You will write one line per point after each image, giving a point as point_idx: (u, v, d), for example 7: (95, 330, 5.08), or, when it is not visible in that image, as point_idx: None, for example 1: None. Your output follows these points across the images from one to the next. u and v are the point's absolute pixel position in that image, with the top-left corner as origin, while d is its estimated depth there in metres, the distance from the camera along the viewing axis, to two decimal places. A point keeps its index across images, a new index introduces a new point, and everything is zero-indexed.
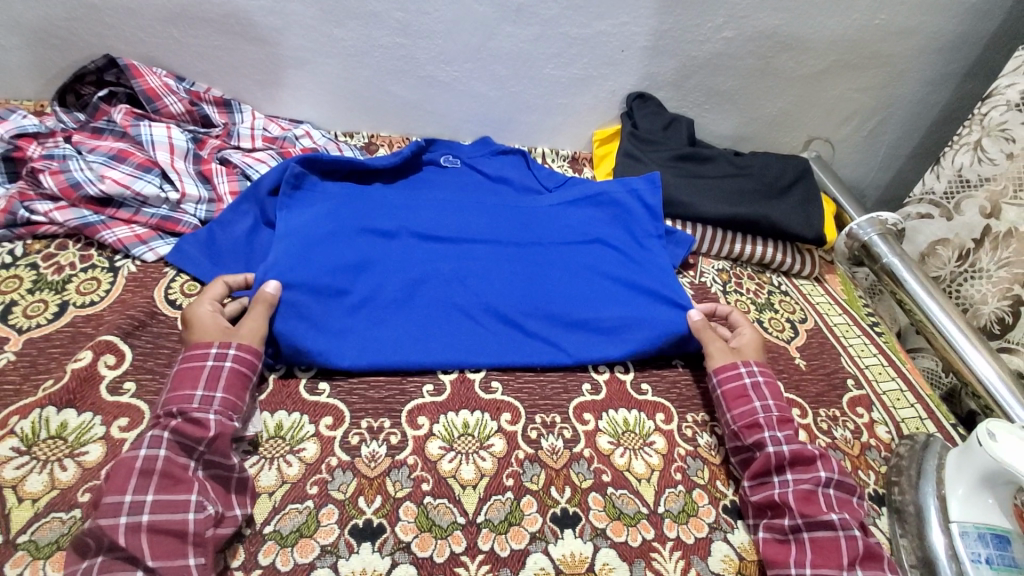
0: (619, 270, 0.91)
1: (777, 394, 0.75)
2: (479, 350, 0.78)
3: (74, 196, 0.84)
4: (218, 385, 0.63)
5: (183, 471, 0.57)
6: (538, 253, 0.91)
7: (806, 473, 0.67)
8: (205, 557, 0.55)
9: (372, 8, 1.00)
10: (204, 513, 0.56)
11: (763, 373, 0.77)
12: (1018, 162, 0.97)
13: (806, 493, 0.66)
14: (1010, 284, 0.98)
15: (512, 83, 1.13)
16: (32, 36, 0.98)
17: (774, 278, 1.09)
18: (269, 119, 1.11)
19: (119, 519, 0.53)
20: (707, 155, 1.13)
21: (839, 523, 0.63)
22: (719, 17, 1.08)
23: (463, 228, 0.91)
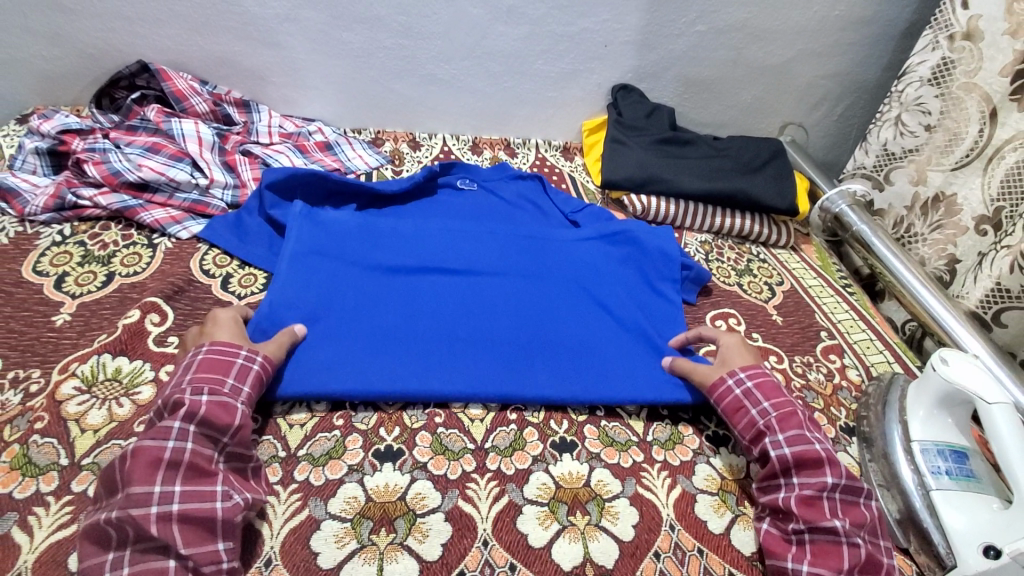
0: (631, 312, 0.89)
1: (776, 397, 0.72)
2: (481, 383, 0.76)
3: (116, 182, 0.93)
4: (245, 380, 0.66)
5: (208, 462, 0.58)
6: (546, 285, 0.91)
7: (813, 477, 0.65)
8: (231, 543, 0.56)
9: (377, 13, 1.10)
10: (232, 501, 0.57)
11: (752, 377, 0.73)
12: (935, 134, 1.07)
13: (808, 498, 0.64)
14: (946, 244, 1.07)
15: (506, 79, 1.23)
16: (70, 47, 1.09)
17: (754, 248, 1.17)
18: (285, 118, 1.21)
19: (149, 509, 0.53)
20: (688, 139, 1.23)
21: (842, 531, 0.61)
22: (692, 12, 1.19)
23: (471, 259, 0.92)
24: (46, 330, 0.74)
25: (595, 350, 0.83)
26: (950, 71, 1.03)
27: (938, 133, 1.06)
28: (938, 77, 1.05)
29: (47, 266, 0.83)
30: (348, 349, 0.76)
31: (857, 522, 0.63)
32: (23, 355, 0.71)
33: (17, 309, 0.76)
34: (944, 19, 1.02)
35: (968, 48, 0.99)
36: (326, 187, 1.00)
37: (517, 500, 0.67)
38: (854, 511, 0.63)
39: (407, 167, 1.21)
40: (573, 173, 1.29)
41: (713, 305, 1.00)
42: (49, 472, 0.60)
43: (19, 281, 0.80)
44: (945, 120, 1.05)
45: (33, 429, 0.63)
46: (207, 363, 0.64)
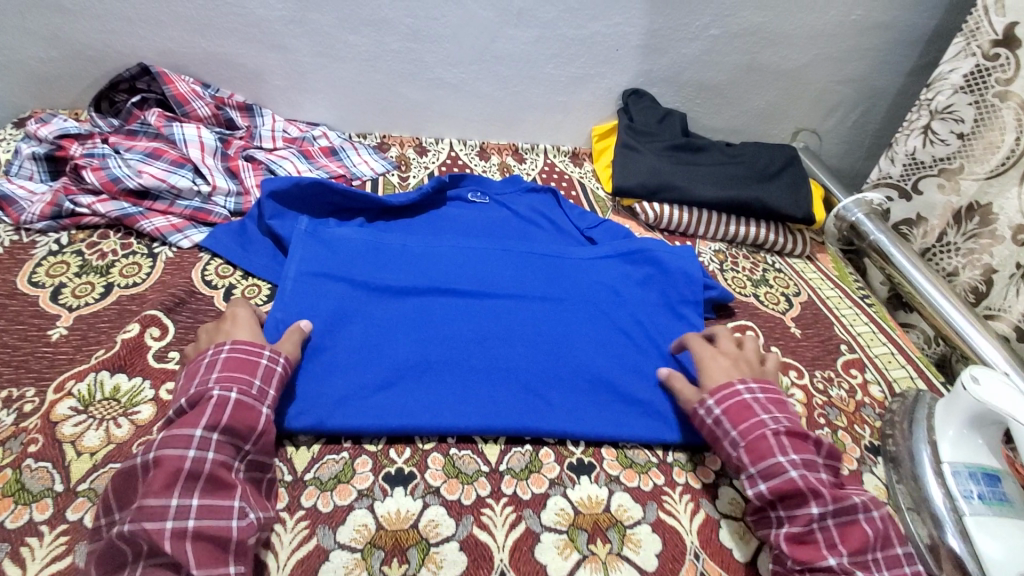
0: (653, 336, 0.89)
1: (748, 421, 0.67)
2: (497, 416, 0.72)
3: (115, 189, 0.90)
4: (270, 383, 0.65)
5: (228, 474, 0.57)
6: (565, 308, 0.92)
7: (797, 511, 0.61)
8: (243, 565, 0.54)
9: (384, 15, 1.07)
10: (247, 520, 0.55)
11: (720, 403, 0.70)
12: (969, 142, 1.04)
13: (798, 536, 0.61)
14: (981, 253, 1.06)
15: (515, 83, 1.20)
16: (68, 48, 1.06)
17: (769, 257, 1.14)
18: (288, 122, 1.18)
19: (164, 523, 0.51)
20: (702, 145, 1.20)
21: (838, 568, 0.57)
22: (706, 16, 1.16)
23: (485, 283, 0.92)
24: (41, 345, 0.71)
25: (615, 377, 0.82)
26: (985, 78, 1.00)
27: (972, 141, 1.04)
28: (972, 84, 1.02)
29: (43, 276, 0.80)
30: (358, 380, 0.73)
31: (856, 547, 0.58)
32: (16, 371, 0.68)
33: (11, 322, 0.73)
34: (974, 25, 0.99)
35: (1005, 55, 0.96)
36: (332, 202, 0.98)
37: (535, 527, 0.64)
38: (852, 529, 0.59)
39: (413, 173, 1.18)
40: (583, 179, 1.26)
41: (729, 317, 0.97)
42: (43, 500, 0.57)
43: (13, 293, 0.77)
44: (980, 129, 1.02)
45: (26, 453, 0.60)
46: (232, 366, 0.63)
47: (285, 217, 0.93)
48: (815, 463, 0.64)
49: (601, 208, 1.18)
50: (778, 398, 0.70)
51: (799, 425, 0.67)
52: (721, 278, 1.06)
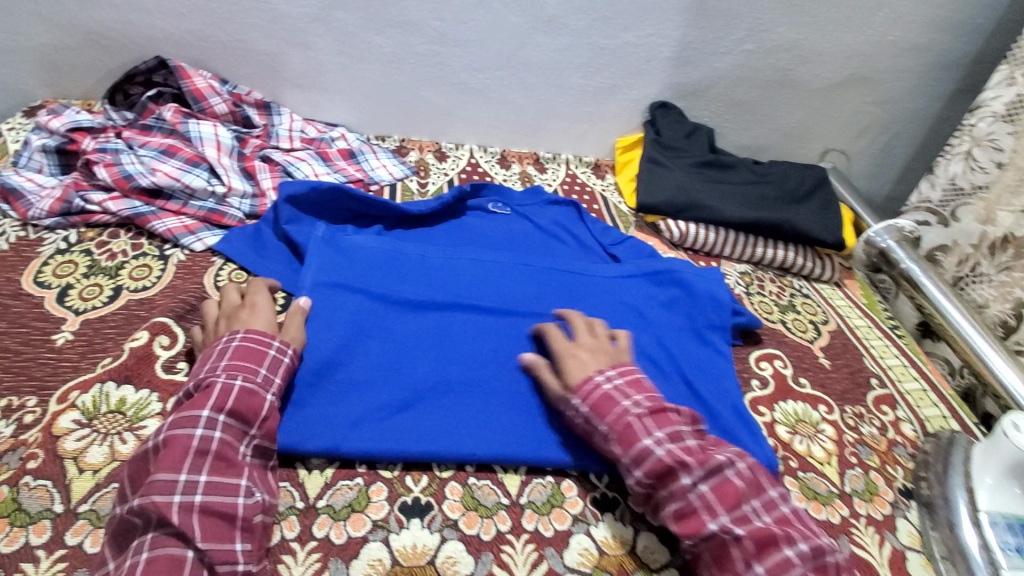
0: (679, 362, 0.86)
1: (611, 411, 0.65)
2: (520, 444, 0.69)
3: (127, 186, 0.87)
4: (277, 372, 0.65)
5: (237, 453, 0.58)
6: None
7: (672, 487, 0.60)
8: (249, 544, 0.55)
9: (411, 17, 1.04)
10: (252, 498, 0.57)
11: (584, 398, 0.67)
12: (1008, 172, 1.01)
13: (682, 512, 0.59)
14: (1013, 286, 1.01)
15: (541, 91, 1.17)
16: (84, 37, 1.03)
17: (796, 281, 1.11)
18: (306, 122, 1.15)
19: (172, 497, 0.53)
20: (730, 162, 1.17)
21: (720, 531, 0.57)
22: (741, 30, 1.13)
23: (506, 299, 0.89)
24: (46, 351, 0.68)
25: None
26: None
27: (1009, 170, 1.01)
28: (1012, 114, 1.00)
29: (49, 276, 0.76)
30: (374, 402, 0.70)
31: (732, 503, 0.58)
32: (17, 378, 0.65)
33: (14, 325, 0.70)
34: None
35: None
36: (350, 208, 0.95)
37: (558, 568, 0.60)
38: (724, 487, 0.59)
39: (432, 180, 1.14)
40: (605, 192, 1.22)
41: (757, 345, 0.94)
42: (42, 521, 0.54)
43: (17, 293, 0.74)
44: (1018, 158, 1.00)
45: (25, 469, 0.57)
46: (241, 354, 0.64)
47: (302, 222, 0.90)
48: (682, 432, 0.64)
49: (623, 223, 1.14)
50: (637, 377, 0.69)
51: (659, 400, 0.66)
52: (747, 302, 1.02)
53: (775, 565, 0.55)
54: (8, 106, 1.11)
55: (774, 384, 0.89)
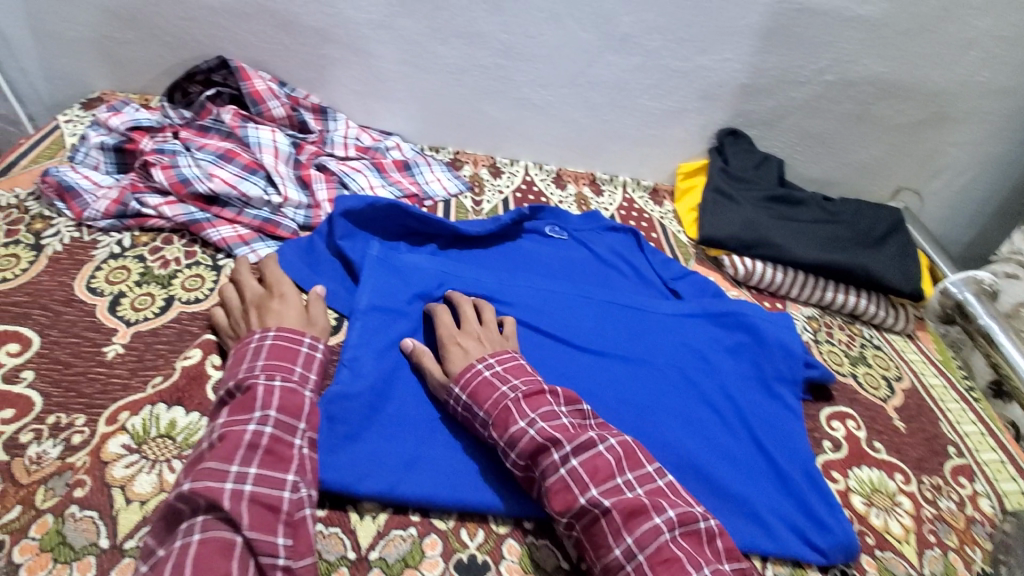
0: (746, 415, 0.80)
1: (491, 397, 0.66)
2: None
3: (183, 191, 0.85)
4: (311, 369, 0.66)
5: (287, 448, 0.57)
6: (648, 372, 0.83)
7: (544, 464, 0.61)
8: (292, 539, 0.53)
9: (478, 29, 1.00)
10: (298, 494, 0.56)
11: (462, 382, 0.68)
12: None
13: (554, 489, 0.60)
14: None
15: (605, 111, 1.12)
16: (147, 32, 1.01)
17: (866, 330, 1.05)
18: (361, 129, 1.12)
19: (224, 484, 0.52)
20: (800, 199, 1.11)
21: (591, 504, 0.58)
22: (823, 60, 1.07)
23: (566, 335, 0.86)
24: (96, 364, 0.65)
25: (707, 464, 0.73)
26: None
27: None
28: None
29: (102, 283, 0.74)
30: (430, 443, 0.68)
31: (603, 476, 0.60)
32: (65, 394, 0.62)
33: (64, 334, 0.67)
34: None
35: None
36: (405, 225, 0.92)
37: None
38: (596, 461, 0.61)
39: (487, 197, 1.09)
40: (663, 220, 1.16)
41: (828, 402, 0.89)
42: (86, 557, 0.51)
43: (69, 299, 0.71)
44: None
45: (71, 498, 0.54)
46: (282, 350, 0.64)
47: (356, 238, 0.87)
48: (556, 413, 0.65)
49: (683, 255, 1.09)
50: (515, 362, 0.70)
51: (538, 383, 0.67)
52: (816, 351, 0.97)
53: (644, 534, 0.57)
54: (69, 95, 1.10)
55: (847, 447, 0.83)
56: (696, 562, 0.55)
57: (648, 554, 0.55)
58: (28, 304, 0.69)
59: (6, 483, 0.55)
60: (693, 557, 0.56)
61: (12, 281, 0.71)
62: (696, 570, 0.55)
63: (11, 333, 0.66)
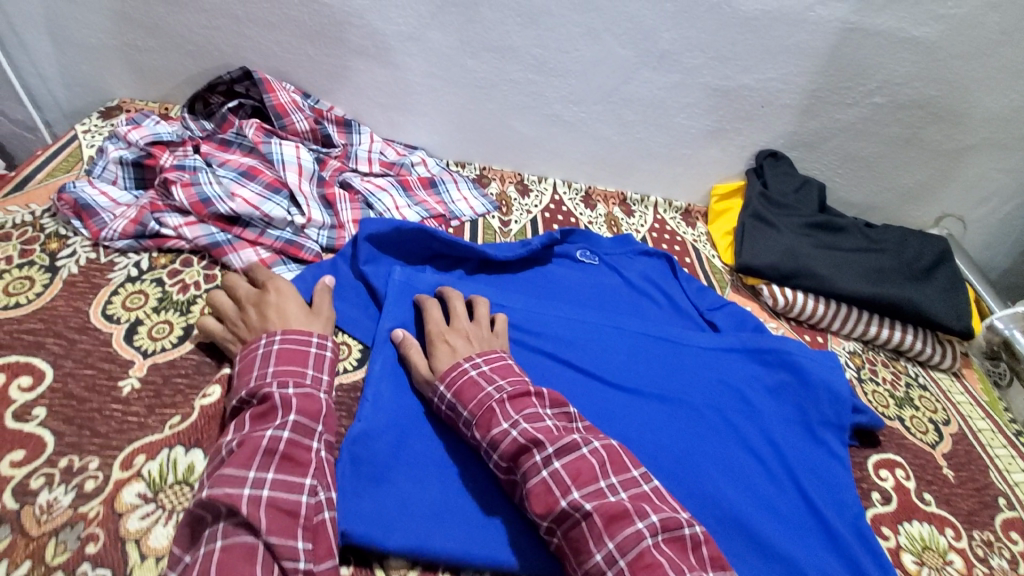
0: (790, 463, 0.76)
1: (475, 397, 0.65)
2: None
3: (204, 212, 0.82)
4: (322, 371, 0.65)
5: (305, 453, 0.57)
6: (687, 413, 0.78)
7: (525, 466, 0.59)
8: (311, 543, 0.52)
9: (511, 43, 0.96)
10: (315, 498, 0.55)
11: (447, 381, 0.67)
12: None
13: (535, 492, 0.58)
14: None
15: (639, 129, 1.07)
16: (169, 41, 0.97)
17: (911, 368, 1.00)
18: (385, 142, 1.08)
19: (243, 490, 0.51)
20: (842, 225, 1.06)
21: (571, 508, 0.56)
22: (872, 82, 1.01)
23: (601, 370, 0.81)
24: (110, 401, 0.62)
25: (755, 522, 0.69)
26: None
27: None
28: None
29: (119, 309, 0.71)
30: (461, 492, 0.64)
31: (585, 478, 0.58)
32: (79, 434, 0.59)
33: (78, 366, 0.64)
34: None
35: None
36: (430, 248, 0.88)
37: None
38: (579, 463, 0.59)
39: (515, 218, 1.05)
40: (697, 243, 1.12)
41: (874, 449, 0.84)
42: None
43: (84, 327, 0.68)
44: None
45: (83, 553, 0.51)
46: (293, 354, 0.64)
47: (380, 263, 0.83)
48: (540, 415, 0.64)
49: (719, 283, 1.05)
50: (503, 363, 0.69)
51: (523, 385, 0.66)
52: (860, 391, 0.92)
53: (626, 539, 0.54)
54: (88, 102, 1.07)
55: (897, 500, 0.78)
56: (678, 568, 0.52)
57: (629, 559, 0.52)
58: (41, 332, 0.66)
59: (14, 534, 0.51)
60: (676, 563, 0.53)
61: (25, 306, 0.68)
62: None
63: (23, 364, 0.63)
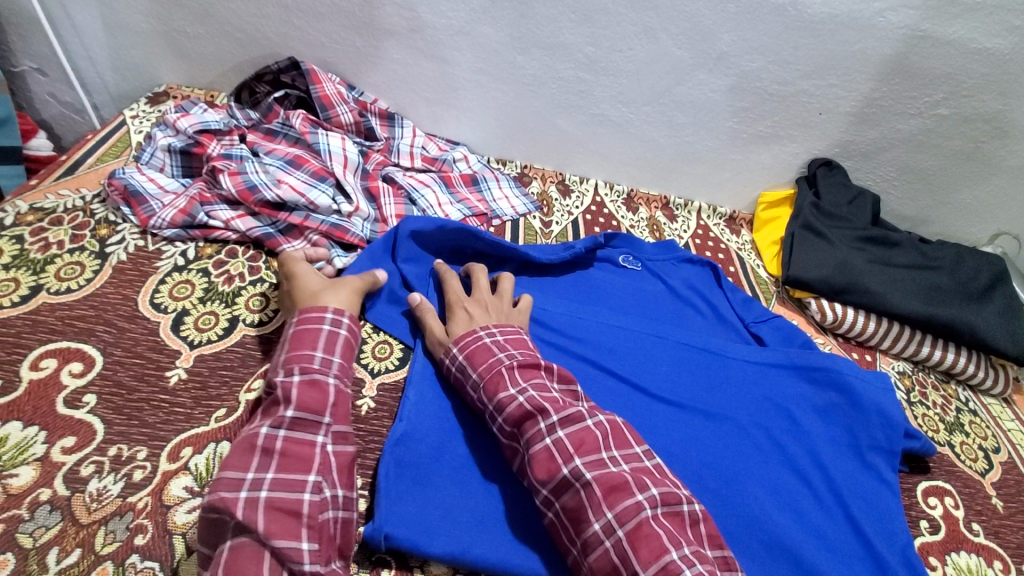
0: (837, 487, 0.73)
1: (486, 361, 0.65)
2: None
3: (251, 200, 0.81)
4: (335, 352, 0.62)
5: (308, 448, 0.55)
6: (730, 430, 0.76)
7: (528, 433, 0.59)
8: (317, 544, 0.50)
9: (563, 40, 0.93)
10: (321, 496, 0.53)
11: (460, 344, 0.68)
12: None
13: (537, 457, 0.58)
14: None
15: (687, 132, 1.04)
16: (219, 28, 0.97)
17: (961, 392, 0.96)
18: (428, 137, 1.07)
19: (239, 493, 0.50)
20: (896, 239, 1.03)
21: (572, 476, 0.55)
22: (938, 92, 0.97)
23: (642, 379, 0.79)
24: (158, 391, 0.62)
25: (801, 547, 0.66)
26: None
27: None
28: None
29: (166, 298, 0.71)
30: (504, 499, 0.62)
31: (587, 447, 0.57)
32: (128, 423, 0.59)
33: (128, 355, 0.64)
34: None
35: None
36: (475, 247, 0.86)
37: None
38: (582, 433, 0.58)
39: (556, 219, 1.03)
40: (741, 251, 1.10)
41: (923, 474, 0.81)
42: None
43: (133, 315, 0.68)
44: None
45: (133, 545, 0.51)
46: (299, 341, 0.61)
47: (420, 262, 0.82)
48: (547, 386, 0.64)
49: (763, 293, 1.03)
50: (518, 336, 0.69)
51: (534, 356, 0.67)
52: (908, 414, 0.89)
53: (625, 510, 0.53)
54: (135, 87, 1.08)
55: (945, 528, 0.75)
56: (676, 541, 0.51)
57: (627, 529, 0.51)
58: (92, 318, 0.66)
59: (64, 521, 0.51)
60: (674, 535, 0.52)
61: (76, 292, 0.69)
62: (675, 548, 0.50)
63: (75, 350, 0.63)
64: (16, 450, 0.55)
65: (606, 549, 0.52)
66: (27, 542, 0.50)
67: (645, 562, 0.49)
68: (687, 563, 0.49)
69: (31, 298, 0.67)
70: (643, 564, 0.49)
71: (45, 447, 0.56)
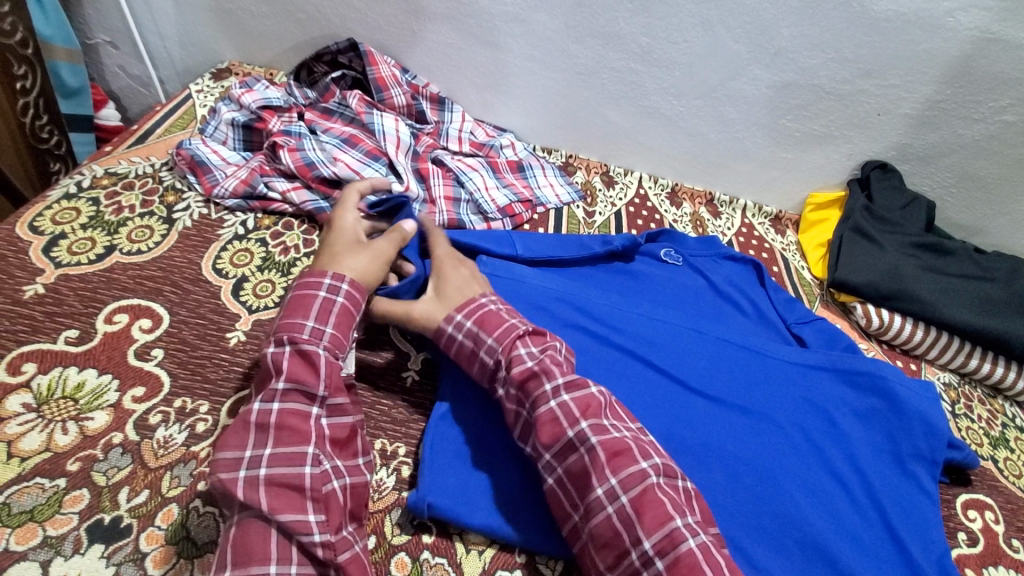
0: (875, 492, 0.72)
1: (500, 325, 0.64)
2: None
3: (309, 175, 0.84)
4: (328, 321, 0.59)
5: (302, 421, 0.54)
6: (768, 429, 0.76)
7: (534, 394, 0.59)
8: (325, 515, 0.51)
9: (619, 30, 0.93)
10: (321, 468, 0.53)
11: (467, 313, 0.65)
12: None
13: (542, 420, 0.58)
14: None
15: (737, 128, 1.03)
16: (282, 7, 1.00)
17: (1009, 408, 0.93)
18: (477, 123, 1.09)
19: (238, 472, 0.50)
20: (950, 247, 1.00)
21: (576, 439, 0.56)
22: (1007, 97, 0.93)
23: (682, 370, 0.80)
24: (218, 350, 0.65)
25: (837, 549, 0.66)
26: None
27: None
28: None
29: (227, 264, 0.75)
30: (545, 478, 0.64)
31: (591, 412, 0.58)
32: (191, 377, 0.62)
33: (191, 315, 0.68)
34: None
35: None
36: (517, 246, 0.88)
37: None
38: (584, 397, 0.59)
39: (600, 210, 1.03)
40: (786, 252, 1.08)
41: (964, 487, 0.79)
42: (206, 556, 0.51)
43: (197, 278, 0.72)
44: None
45: (195, 489, 0.55)
46: (291, 307, 0.59)
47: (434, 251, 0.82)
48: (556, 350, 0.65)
49: (807, 295, 1.02)
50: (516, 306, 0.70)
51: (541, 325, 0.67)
52: (953, 426, 0.87)
53: (629, 477, 0.54)
54: (199, 62, 1.12)
55: (983, 542, 0.73)
56: (679, 508, 0.53)
57: (631, 496, 0.53)
58: (159, 279, 0.70)
59: (134, 464, 0.55)
60: (677, 503, 0.53)
61: (145, 253, 0.73)
62: (678, 516, 0.52)
63: (144, 307, 0.67)
64: (92, 395, 0.59)
65: (608, 514, 0.53)
66: (101, 480, 0.54)
67: (649, 529, 0.51)
68: (691, 531, 0.51)
69: (105, 257, 0.71)
70: (647, 531, 0.51)
71: (117, 395, 0.59)
